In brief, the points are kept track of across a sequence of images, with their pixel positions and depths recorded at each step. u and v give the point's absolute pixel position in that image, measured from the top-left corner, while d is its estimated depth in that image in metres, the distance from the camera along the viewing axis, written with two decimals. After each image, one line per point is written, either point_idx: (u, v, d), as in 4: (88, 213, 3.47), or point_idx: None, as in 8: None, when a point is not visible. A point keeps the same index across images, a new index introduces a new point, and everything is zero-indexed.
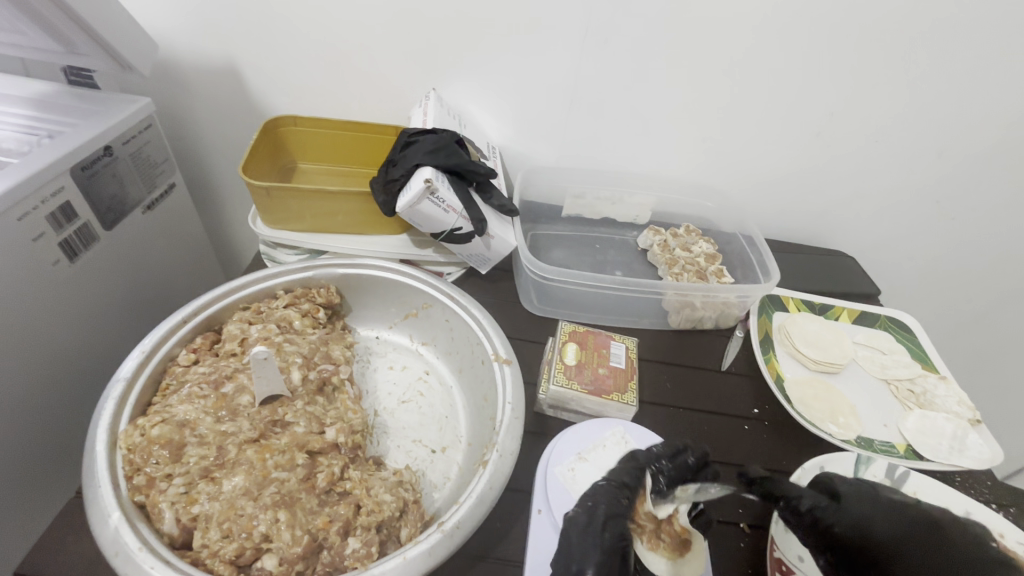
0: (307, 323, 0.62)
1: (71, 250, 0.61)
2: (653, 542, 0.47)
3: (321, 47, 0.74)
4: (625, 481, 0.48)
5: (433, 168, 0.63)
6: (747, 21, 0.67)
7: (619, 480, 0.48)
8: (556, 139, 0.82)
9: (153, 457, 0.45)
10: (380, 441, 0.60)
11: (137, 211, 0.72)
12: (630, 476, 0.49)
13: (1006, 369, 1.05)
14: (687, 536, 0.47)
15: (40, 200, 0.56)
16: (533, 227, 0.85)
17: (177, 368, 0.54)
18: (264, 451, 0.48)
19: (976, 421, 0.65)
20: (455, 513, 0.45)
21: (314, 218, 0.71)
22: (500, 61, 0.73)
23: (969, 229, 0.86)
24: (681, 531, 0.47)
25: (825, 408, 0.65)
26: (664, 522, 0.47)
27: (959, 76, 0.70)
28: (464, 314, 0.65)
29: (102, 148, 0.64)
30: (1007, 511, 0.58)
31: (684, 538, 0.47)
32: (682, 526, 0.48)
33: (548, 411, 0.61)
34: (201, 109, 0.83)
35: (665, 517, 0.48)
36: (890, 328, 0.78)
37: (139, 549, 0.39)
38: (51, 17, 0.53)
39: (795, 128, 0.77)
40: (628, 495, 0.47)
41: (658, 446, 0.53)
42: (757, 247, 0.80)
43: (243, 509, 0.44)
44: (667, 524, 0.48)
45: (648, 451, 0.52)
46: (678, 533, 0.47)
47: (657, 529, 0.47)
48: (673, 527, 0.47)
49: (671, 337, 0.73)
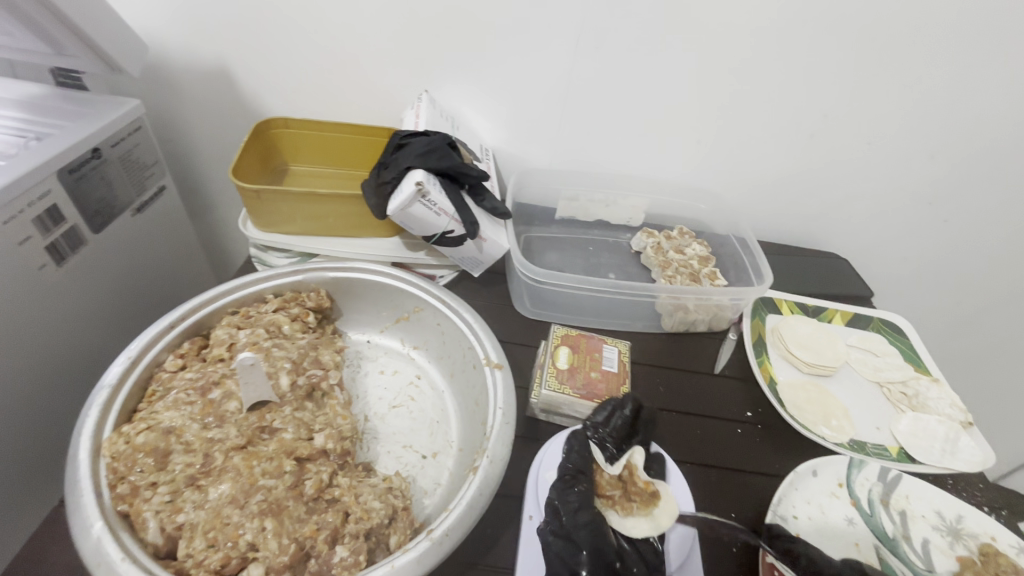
0: (296, 328, 0.61)
1: (58, 254, 0.61)
2: (626, 504, 0.50)
3: (313, 48, 0.73)
4: (577, 468, 0.51)
5: (425, 171, 0.63)
6: (742, 23, 0.66)
7: (569, 468, 0.51)
8: (550, 141, 0.82)
9: (138, 465, 0.45)
10: (370, 446, 0.59)
11: (126, 214, 0.71)
12: (578, 459, 0.52)
13: (998, 370, 1.06)
14: (652, 487, 0.51)
15: (27, 203, 0.55)
16: (526, 229, 0.85)
17: (163, 374, 0.53)
18: (252, 458, 0.47)
19: (967, 424, 0.65)
20: (445, 519, 0.44)
21: (306, 221, 0.71)
22: (494, 63, 0.73)
23: (961, 231, 0.87)
24: (646, 486, 0.52)
25: (817, 411, 0.65)
26: (628, 484, 0.52)
27: (953, 79, 0.70)
28: (456, 318, 0.64)
29: (91, 150, 0.63)
30: (999, 513, 0.57)
31: (651, 490, 0.51)
32: (646, 481, 0.52)
33: (541, 415, 0.60)
34: (192, 111, 0.82)
35: (628, 480, 0.52)
36: (883, 330, 0.78)
37: (121, 559, 0.39)
38: (38, 18, 0.52)
39: (789, 130, 0.77)
40: (584, 479, 0.50)
41: (589, 420, 0.57)
42: (750, 249, 0.80)
43: (229, 518, 0.43)
44: (631, 486, 0.52)
45: (583, 429, 0.55)
46: (645, 487, 0.51)
47: (625, 493, 0.51)
48: (638, 485, 0.52)
49: (664, 339, 0.73)
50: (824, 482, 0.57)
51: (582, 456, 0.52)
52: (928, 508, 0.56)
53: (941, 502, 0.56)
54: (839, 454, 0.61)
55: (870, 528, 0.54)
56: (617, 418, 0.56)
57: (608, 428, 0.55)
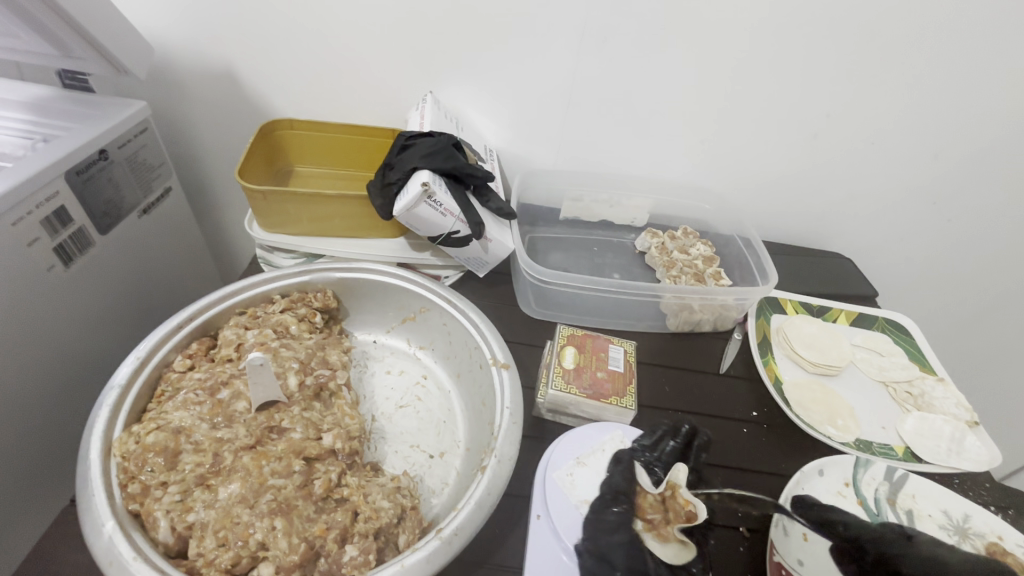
0: (303, 328, 0.61)
1: (66, 255, 0.61)
2: (667, 528, 0.48)
3: (317, 48, 0.74)
4: (618, 486, 0.50)
5: (430, 171, 0.63)
6: (744, 22, 0.67)
7: (610, 488, 0.50)
8: (553, 141, 0.82)
9: (148, 465, 0.45)
10: (377, 446, 0.59)
11: (133, 215, 0.72)
12: (620, 480, 0.51)
13: (1004, 369, 1.05)
14: (691, 506, 0.48)
15: (35, 205, 0.56)
16: (531, 229, 0.85)
17: (172, 374, 0.53)
18: (260, 458, 0.47)
19: (974, 423, 0.65)
20: (453, 519, 0.45)
21: (311, 222, 0.71)
22: (498, 64, 0.73)
23: (966, 230, 0.87)
24: (685, 503, 0.48)
25: (823, 410, 0.66)
26: (670, 504, 0.49)
27: (956, 78, 0.70)
28: (462, 317, 0.65)
29: (97, 152, 0.63)
30: (1006, 513, 0.57)
31: (688, 510, 0.48)
32: (687, 499, 0.48)
33: (547, 415, 0.60)
34: (197, 112, 0.83)
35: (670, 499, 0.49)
36: (888, 329, 0.78)
37: (133, 558, 0.39)
38: (45, 20, 0.52)
39: (792, 130, 0.77)
40: (624, 499, 0.49)
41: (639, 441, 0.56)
42: (755, 249, 0.80)
43: (239, 517, 0.43)
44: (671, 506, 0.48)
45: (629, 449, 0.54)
46: (683, 505, 0.48)
47: (667, 518, 0.48)
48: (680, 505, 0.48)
49: (669, 339, 0.73)
50: (830, 482, 0.57)
51: (624, 476, 0.51)
52: (937, 506, 0.56)
53: (945, 501, 0.56)
54: (845, 453, 0.61)
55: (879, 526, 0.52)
56: (665, 444, 0.56)
57: (657, 453, 0.55)
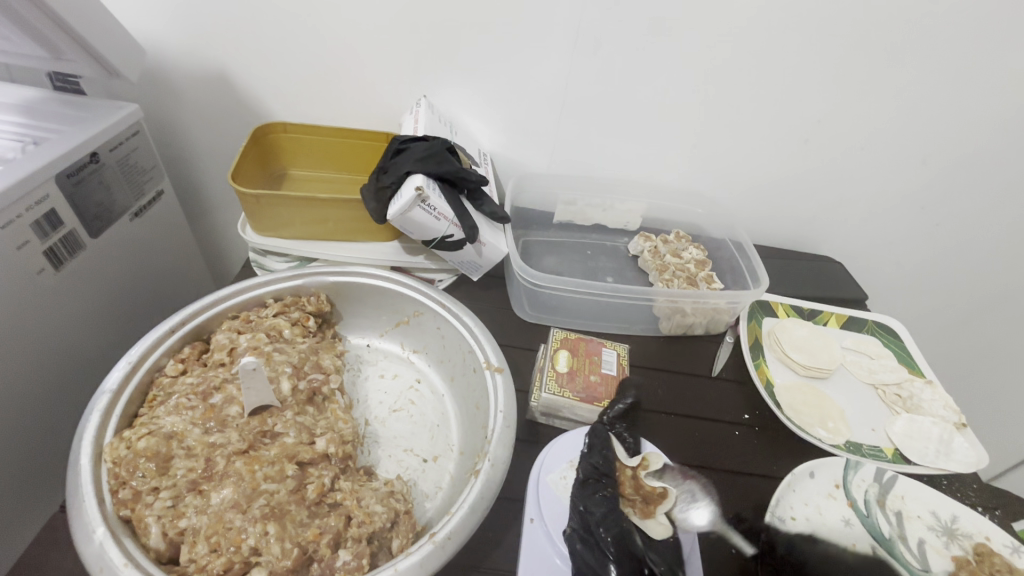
0: (297, 332, 0.61)
1: (56, 258, 0.60)
2: (648, 508, 0.50)
3: (311, 51, 0.74)
4: (601, 466, 0.52)
5: (424, 175, 0.63)
6: (735, 29, 0.68)
7: (592, 472, 0.51)
8: (547, 145, 0.82)
9: (139, 471, 0.45)
10: (370, 450, 0.59)
11: (125, 218, 0.71)
12: (602, 461, 0.52)
13: (993, 371, 1.07)
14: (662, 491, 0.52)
15: (25, 208, 0.55)
16: (525, 233, 0.85)
17: (164, 379, 0.53)
18: (253, 462, 0.47)
19: (961, 425, 0.66)
20: (447, 523, 0.45)
21: (305, 226, 0.71)
22: (493, 70, 0.74)
23: (954, 234, 0.88)
24: (654, 488, 0.52)
25: (814, 413, 0.66)
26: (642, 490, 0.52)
27: (942, 84, 0.71)
28: (456, 321, 0.65)
29: (89, 154, 0.63)
30: (993, 513, 0.58)
31: (659, 493, 0.52)
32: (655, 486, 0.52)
33: (541, 418, 0.61)
34: (190, 114, 0.82)
35: (641, 484, 0.52)
36: (877, 333, 0.79)
37: (123, 564, 0.39)
38: (37, 22, 0.52)
39: (782, 135, 0.78)
40: (608, 481, 0.51)
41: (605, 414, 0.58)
42: (746, 253, 0.80)
43: (232, 523, 0.43)
44: (643, 490, 0.52)
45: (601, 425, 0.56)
46: (653, 491, 0.52)
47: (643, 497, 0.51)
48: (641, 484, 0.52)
49: (662, 342, 0.74)
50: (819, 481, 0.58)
51: (606, 457, 0.52)
52: (925, 508, 0.57)
53: (934, 501, 0.57)
54: (835, 455, 0.62)
55: (866, 528, 0.55)
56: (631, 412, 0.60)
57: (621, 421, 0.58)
